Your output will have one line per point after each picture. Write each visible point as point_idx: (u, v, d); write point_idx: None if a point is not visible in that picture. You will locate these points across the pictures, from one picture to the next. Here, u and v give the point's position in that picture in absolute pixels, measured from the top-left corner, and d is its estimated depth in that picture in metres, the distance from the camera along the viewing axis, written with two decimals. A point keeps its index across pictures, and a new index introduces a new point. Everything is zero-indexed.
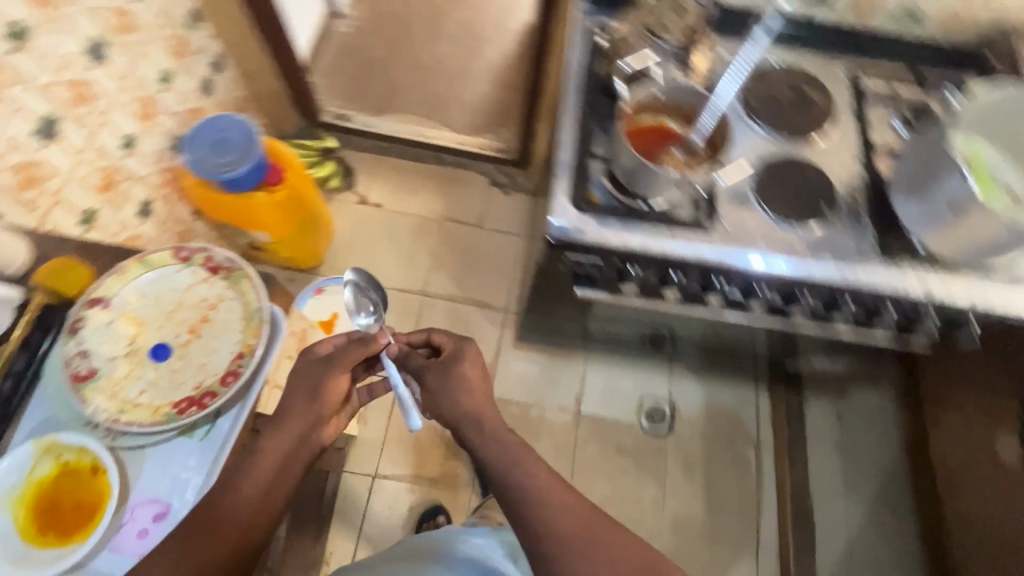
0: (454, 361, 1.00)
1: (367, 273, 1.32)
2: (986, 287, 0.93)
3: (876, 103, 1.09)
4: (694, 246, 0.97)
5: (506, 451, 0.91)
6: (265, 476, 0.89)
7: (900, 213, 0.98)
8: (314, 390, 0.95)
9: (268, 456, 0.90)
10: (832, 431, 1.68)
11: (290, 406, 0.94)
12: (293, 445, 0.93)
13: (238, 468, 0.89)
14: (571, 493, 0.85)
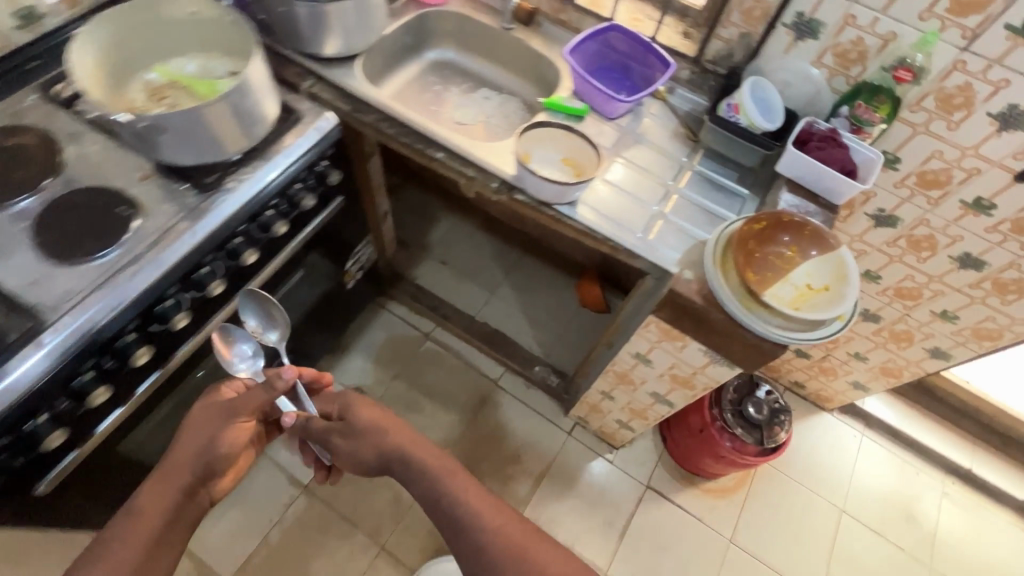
0: (370, 404, 1.06)
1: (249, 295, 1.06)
2: (292, 143, 1.04)
3: (81, 102, 1.03)
4: (44, 348, 0.80)
5: (434, 484, 0.92)
6: (146, 528, 0.85)
7: (169, 158, 0.94)
8: (194, 452, 0.94)
9: (152, 507, 0.87)
10: (445, 272, 1.98)
11: (173, 465, 0.92)
12: (178, 499, 0.90)
13: (124, 532, 0.84)
14: (491, 501, 0.90)
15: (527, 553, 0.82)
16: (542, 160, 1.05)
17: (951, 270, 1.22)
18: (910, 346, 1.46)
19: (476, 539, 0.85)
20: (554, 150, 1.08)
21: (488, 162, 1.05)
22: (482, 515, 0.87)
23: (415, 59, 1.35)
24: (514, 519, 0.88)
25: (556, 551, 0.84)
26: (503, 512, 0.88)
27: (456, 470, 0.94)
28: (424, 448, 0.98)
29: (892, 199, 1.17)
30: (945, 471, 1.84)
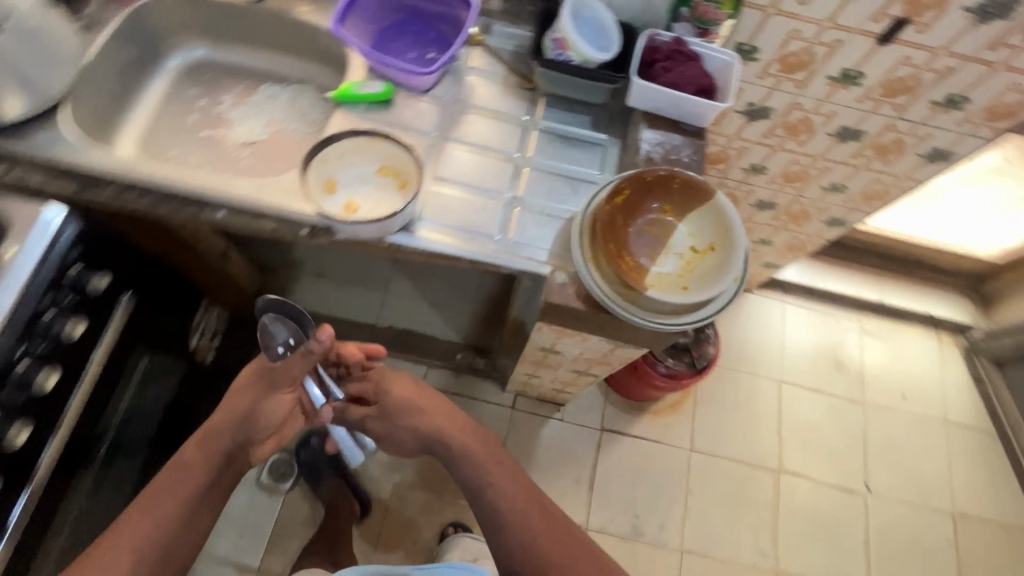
0: (408, 390, 1.00)
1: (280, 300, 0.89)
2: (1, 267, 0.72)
3: None
4: None
5: (478, 469, 0.91)
6: (185, 485, 0.81)
7: None
8: (237, 418, 0.87)
9: (194, 464, 0.83)
10: (326, 284, 1.60)
11: (215, 424, 0.86)
12: (223, 455, 0.86)
13: (166, 489, 0.80)
14: (523, 479, 0.92)
15: (540, 535, 0.85)
16: (353, 184, 0.83)
17: (832, 146, 1.14)
18: (809, 222, 1.42)
19: (513, 518, 0.87)
20: (365, 164, 0.84)
21: (289, 206, 0.82)
22: (516, 502, 0.88)
23: (157, 73, 1.02)
24: (539, 500, 0.90)
25: (560, 530, 0.87)
26: (533, 497, 0.90)
27: (494, 458, 0.93)
28: (470, 433, 0.96)
29: (760, 91, 1.03)
30: (860, 310, 1.94)
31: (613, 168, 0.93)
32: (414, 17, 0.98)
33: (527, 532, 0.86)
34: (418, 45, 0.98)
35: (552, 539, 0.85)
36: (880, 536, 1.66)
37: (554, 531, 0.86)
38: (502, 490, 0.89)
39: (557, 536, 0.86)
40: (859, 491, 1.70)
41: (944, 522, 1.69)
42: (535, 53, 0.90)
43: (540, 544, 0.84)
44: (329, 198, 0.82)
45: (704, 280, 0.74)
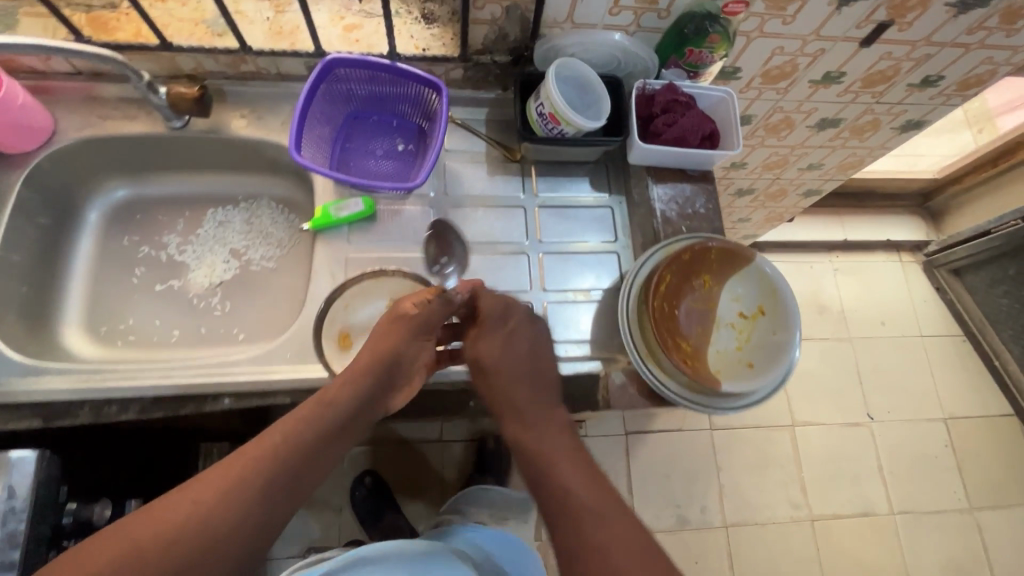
0: (542, 367, 0.76)
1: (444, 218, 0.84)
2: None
3: None
4: None
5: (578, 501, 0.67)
6: (307, 435, 0.68)
7: None
8: (386, 358, 0.71)
9: (332, 408, 0.69)
10: None
11: (362, 359, 0.71)
12: (362, 407, 0.71)
13: (288, 433, 0.67)
14: (595, 474, 0.70)
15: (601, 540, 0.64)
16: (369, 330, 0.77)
17: (811, 135, 1.12)
18: (787, 198, 1.43)
19: (571, 516, 0.66)
20: (376, 303, 0.78)
21: (303, 372, 0.72)
22: (580, 501, 0.67)
23: (81, 232, 0.86)
24: (611, 500, 0.68)
25: (632, 538, 0.64)
26: (608, 497, 0.68)
27: (568, 451, 0.73)
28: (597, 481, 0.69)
29: (742, 102, 0.99)
30: (828, 250, 2.02)
31: (627, 229, 0.87)
32: (367, 107, 0.86)
33: (586, 537, 0.65)
34: (381, 139, 0.86)
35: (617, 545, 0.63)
36: (889, 458, 1.79)
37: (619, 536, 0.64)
38: (570, 477, 0.70)
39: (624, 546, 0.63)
40: (864, 423, 1.82)
41: (939, 428, 1.85)
42: (525, 132, 0.82)
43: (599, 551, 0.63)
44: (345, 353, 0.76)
45: (765, 352, 0.71)
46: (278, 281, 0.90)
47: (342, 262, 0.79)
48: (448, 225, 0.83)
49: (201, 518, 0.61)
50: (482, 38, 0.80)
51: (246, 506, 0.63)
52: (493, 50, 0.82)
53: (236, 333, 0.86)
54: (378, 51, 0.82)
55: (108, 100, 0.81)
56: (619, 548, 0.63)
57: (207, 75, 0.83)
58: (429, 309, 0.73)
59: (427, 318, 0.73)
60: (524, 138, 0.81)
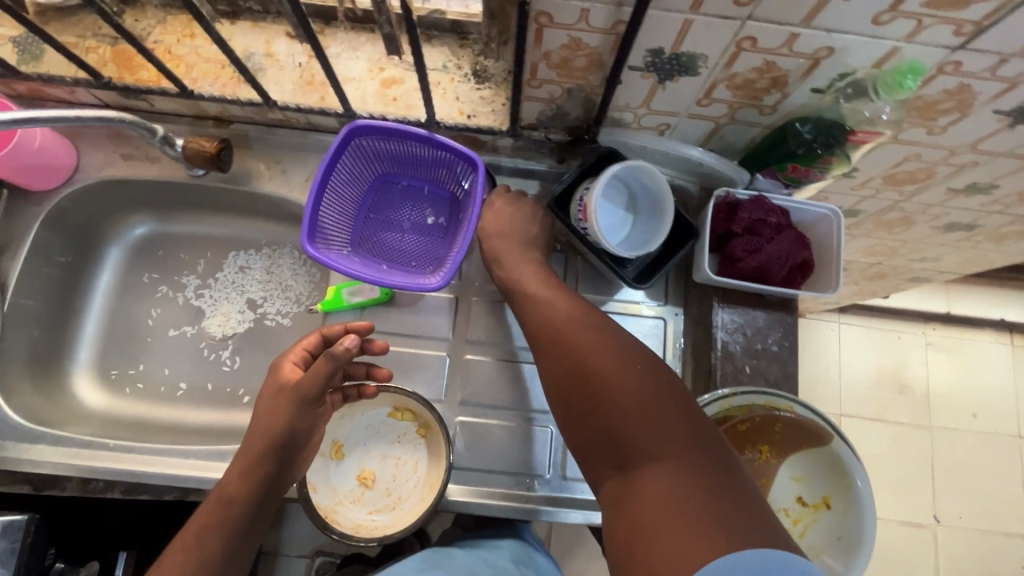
0: (523, 225, 0.68)
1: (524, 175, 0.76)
2: None
3: None
4: None
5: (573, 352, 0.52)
6: (222, 534, 0.55)
7: None
8: (279, 440, 0.57)
9: (238, 497, 0.56)
10: None
11: (251, 445, 0.57)
12: (274, 490, 0.58)
13: (196, 544, 0.54)
14: (569, 300, 0.59)
15: (581, 354, 0.51)
16: (363, 445, 0.68)
17: (933, 234, 0.92)
18: (885, 280, 1.21)
19: (566, 368, 0.52)
20: (375, 410, 0.68)
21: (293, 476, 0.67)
22: (557, 322, 0.56)
23: (103, 266, 0.83)
24: (590, 315, 0.56)
25: (608, 341, 0.52)
26: (583, 315, 0.56)
27: (544, 285, 0.62)
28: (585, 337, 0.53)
29: (852, 198, 0.81)
30: (924, 320, 1.74)
31: (681, 349, 0.73)
32: (398, 170, 0.75)
33: (568, 353, 0.53)
34: (411, 208, 0.76)
35: (595, 351, 0.51)
36: (951, 570, 1.58)
37: (596, 341, 0.52)
38: (545, 302, 0.59)
39: (605, 350, 0.51)
40: (928, 524, 1.61)
41: (1018, 546, 1.61)
42: (557, 206, 0.70)
43: (579, 363, 0.51)
44: (336, 468, 0.66)
45: (820, 563, 0.59)
46: (291, 341, 0.84)
47: None
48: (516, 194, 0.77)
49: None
50: (537, 114, 0.67)
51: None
52: (547, 126, 0.69)
53: (241, 395, 0.81)
54: (417, 112, 0.71)
55: (132, 137, 0.76)
56: (600, 352, 0.51)
57: (233, 118, 0.75)
58: (314, 372, 0.58)
59: (320, 383, 0.58)
60: (553, 213, 0.69)
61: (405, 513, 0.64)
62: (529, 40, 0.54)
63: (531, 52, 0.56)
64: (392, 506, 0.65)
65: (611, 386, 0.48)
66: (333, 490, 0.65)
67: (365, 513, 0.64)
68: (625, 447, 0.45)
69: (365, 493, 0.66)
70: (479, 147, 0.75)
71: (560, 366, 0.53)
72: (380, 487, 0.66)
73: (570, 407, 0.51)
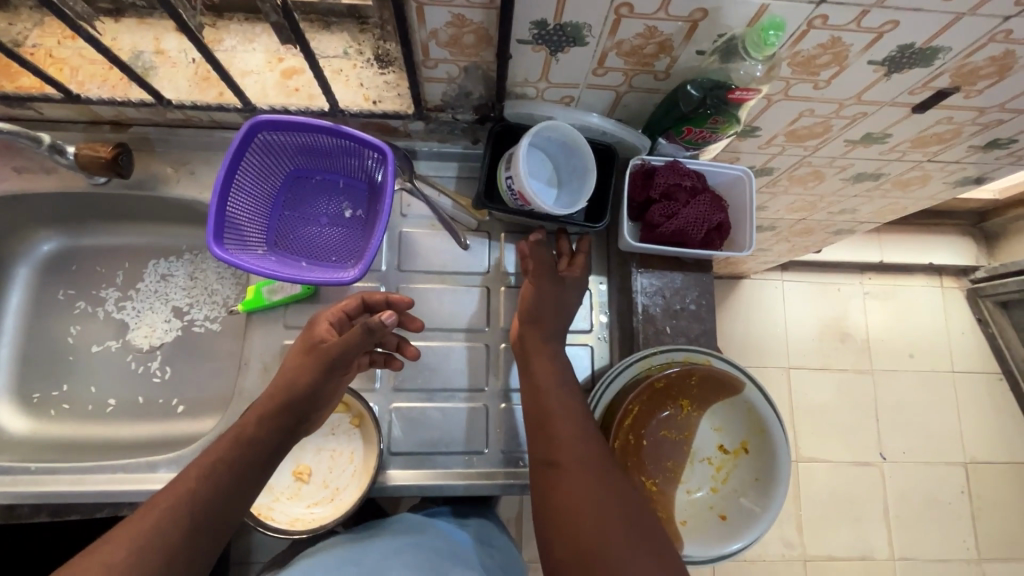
0: (557, 303, 0.67)
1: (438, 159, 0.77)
2: None
3: None
4: None
5: (572, 481, 0.56)
6: (234, 472, 0.56)
7: None
8: (302, 393, 0.59)
9: (255, 441, 0.57)
10: None
11: (275, 391, 0.60)
12: (284, 442, 0.60)
13: (210, 477, 0.54)
14: (566, 380, 0.63)
15: (568, 490, 0.56)
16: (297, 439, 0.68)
17: (845, 185, 0.96)
18: (814, 234, 1.26)
19: (560, 494, 0.56)
20: None
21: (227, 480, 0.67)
22: (543, 402, 0.61)
23: (12, 286, 0.80)
24: (579, 405, 0.61)
25: (597, 444, 0.58)
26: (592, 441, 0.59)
27: (537, 350, 0.65)
28: (588, 464, 0.57)
29: (762, 157, 0.83)
30: (860, 270, 1.83)
31: (607, 315, 0.75)
32: (311, 163, 0.74)
33: (547, 445, 0.59)
34: (328, 200, 0.75)
35: (590, 487, 0.55)
36: (898, 501, 1.69)
37: (577, 443, 0.58)
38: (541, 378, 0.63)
39: (578, 452, 0.57)
40: (875, 462, 1.70)
41: (957, 473, 1.72)
42: (486, 199, 0.70)
43: (567, 499, 0.55)
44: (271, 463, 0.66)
45: (744, 509, 0.62)
46: (223, 345, 0.82)
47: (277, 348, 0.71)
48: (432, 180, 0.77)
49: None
50: (440, 95, 0.66)
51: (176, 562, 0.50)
52: (455, 107, 0.69)
53: (174, 405, 0.80)
54: (321, 102, 0.70)
55: (23, 148, 0.72)
56: (590, 487, 0.55)
57: (132, 122, 0.73)
58: (348, 339, 0.60)
59: (349, 348, 0.60)
60: (486, 206, 0.69)
61: (344, 501, 0.64)
62: (413, 18, 0.53)
63: (419, 31, 0.55)
64: (331, 496, 0.65)
65: (573, 490, 0.55)
66: (268, 487, 0.65)
67: (303, 507, 0.64)
68: (557, 544, 0.55)
69: (302, 488, 0.66)
70: (392, 133, 0.75)
71: (538, 450, 0.60)
72: (316, 480, 0.66)
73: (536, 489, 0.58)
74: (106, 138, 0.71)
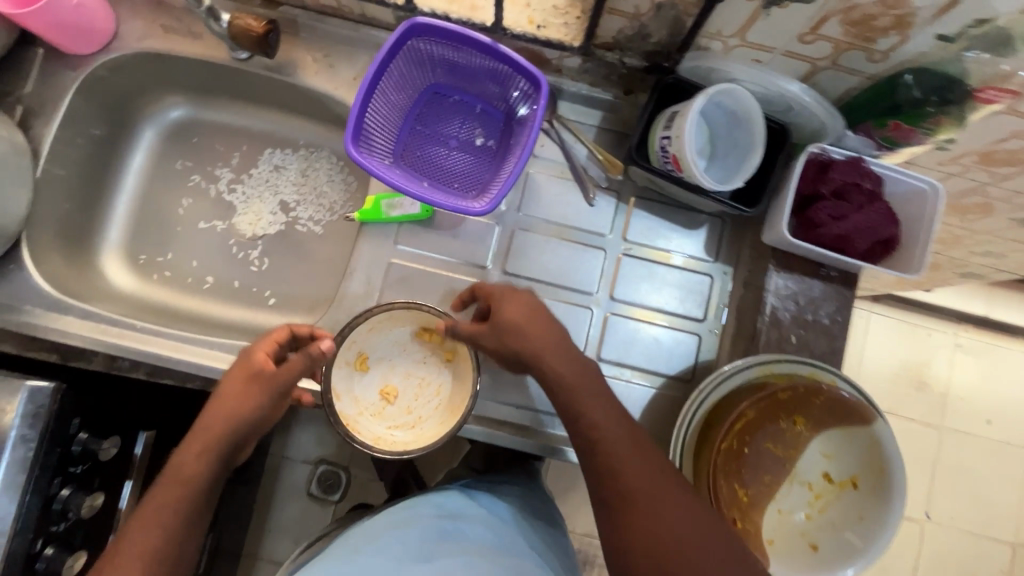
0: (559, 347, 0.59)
1: (581, 104, 0.72)
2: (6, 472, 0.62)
3: None
4: None
5: (646, 506, 0.51)
6: (181, 508, 0.55)
7: None
8: (243, 426, 0.58)
9: (190, 477, 0.57)
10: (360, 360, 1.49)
11: (212, 427, 0.58)
12: (229, 460, 0.60)
13: (160, 519, 0.54)
14: (594, 384, 0.58)
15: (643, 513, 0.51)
16: (387, 358, 0.66)
17: (1009, 226, 0.85)
18: (936, 271, 1.15)
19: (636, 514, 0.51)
20: (400, 330, 0.66)
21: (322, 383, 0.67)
22: (575, 404, 0.57)
23: (136, 145, 0.80)
24: (612, 405, 0.57)
25: (655, 465, 0.54)
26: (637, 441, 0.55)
27: (564, 355, 0.59)
28: (654, 484, 0.52)
29: (935, 174, 0.74)
30: (958, 321, 1.69)
31: (722, 310, 0.71)
32: (452, 80, 0.70)
33: (606, 472, 0.54)
34: (460, 123, 0.71)
35: (658, 501, 0.51)
36: (931, 564, 1.61)
37: (628, 453, 0.54)
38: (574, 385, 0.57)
39: (639, 473, 0.53)
40: (918, 519, 1.62)
41: (1003, 553, 1.62)
42: (637, 152, 0.64)
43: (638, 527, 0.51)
44: (360, 378, 0.65)
45: (840, 544, 0.57)
46: (320, 249, 0.82)
47: (383, 266, 0.69)
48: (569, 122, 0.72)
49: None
50: (616, 31, 0.60)
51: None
52: (625, 48, 0.63)
53: (267, 296, 0.80)
54: (482, 15, 0.65)
55: (174, 8, 0.71)
56: (657, 503, 0.51)
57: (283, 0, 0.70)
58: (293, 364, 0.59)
59: (290, 376, 0.59)
60: (633, 162, 0.64)
61: (428, 434, 0.63)
62: None
63: None
64: (413, 425, 0.64)
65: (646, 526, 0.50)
66: (356, 401, 0.64)
67: (384, 427, 0.64)
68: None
69: (386, 408, 0.65)
70: (543, 65, 0.69)
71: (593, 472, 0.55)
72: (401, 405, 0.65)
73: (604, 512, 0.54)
74: (256, 11, 0.68)
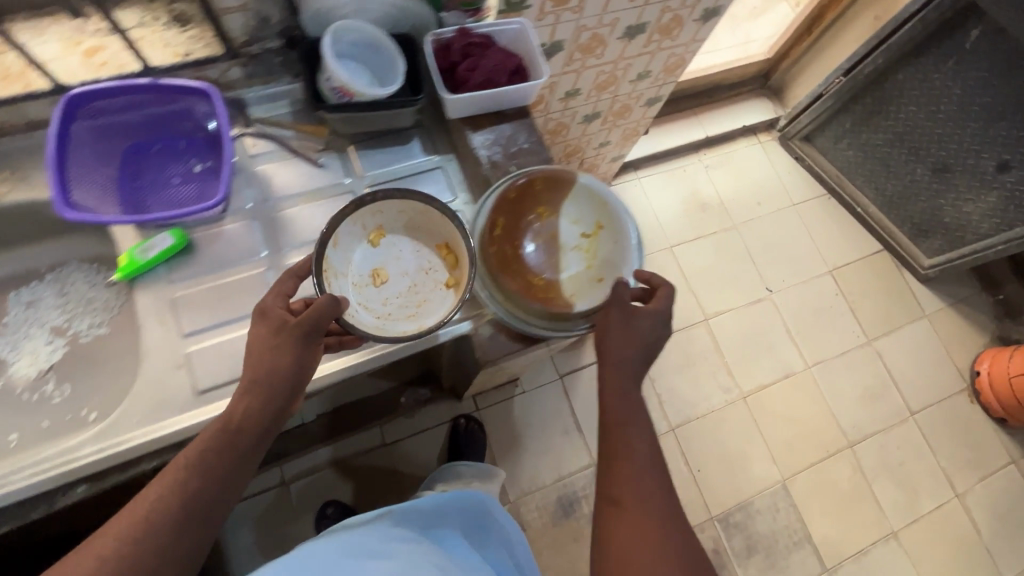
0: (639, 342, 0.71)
1: (267, 101, 0.84)
2: None
3: None
4: None
5: (650, 505, 0.66)
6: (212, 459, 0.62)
7: None
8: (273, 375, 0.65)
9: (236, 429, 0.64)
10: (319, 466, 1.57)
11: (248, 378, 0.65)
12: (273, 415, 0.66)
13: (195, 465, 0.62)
14: (633, 411, 0.72)
15: (647, 514, 0.66)
16: (397, 256, 0.80)
17: (625, 46, 1.15)
18: (632, 112, 1.48)
19: (636, 506, 0.66)
20: (422, 245, 0.81)
21: (162, 424, 0.68)
22: (614, 429, 0.71)
23: None
24: (643, 432, 0.71)
25: (658, 490, 0.68)
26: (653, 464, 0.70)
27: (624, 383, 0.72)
28: (658, 500, 0.67)
29: (545, 30, 0.99)
30: (694, 150, 2.13)
31: (463, 183, 0.86)
32: (146, 134, 0.78)
33: (621, 485, 0.68)
34: (172, 164, 0.79)
35: (657, 510, 0.66)
36: (793, 319, 1.97)
37: (643, 471, 0.68)
38: (603, 367, 0.72)
39: (639, 494, 0.67)
40: (766, 296, 1.98)
41: (828, 281, 2.04)
42: (316, 101, 0.77)
43: (642, 514, 0.66)
44: (369, 249, 0.79)
45: (611, 263, 0.75)
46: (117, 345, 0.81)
47: (168, 303, 0.73)
48: (262, 118, 0.83)
49: (123, 561, 0.56)
50: (243, 27, 0.74)
51: (164, 551, 0.58)
52: (260, 39, 0.77)
53: (85, 414, 0.78)
54: (132, 68, 0.76)
55: None
56: (657, 506, 0.67)
57: None
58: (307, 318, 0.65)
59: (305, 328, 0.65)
60: (317, 109, 0.77)
61: (370, 328, 0.75)
62: None
63: None
64: (381, 315, 0.77)
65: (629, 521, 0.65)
66: (354, 265, 0.78)
67: (353, 294, 0.77)
68: (620, 557, 0.63)
69: (368, 284, 0.78)
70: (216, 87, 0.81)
71: (605, 492, 0.69)
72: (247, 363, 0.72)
73: (608, 506, 0.68)
74: None
